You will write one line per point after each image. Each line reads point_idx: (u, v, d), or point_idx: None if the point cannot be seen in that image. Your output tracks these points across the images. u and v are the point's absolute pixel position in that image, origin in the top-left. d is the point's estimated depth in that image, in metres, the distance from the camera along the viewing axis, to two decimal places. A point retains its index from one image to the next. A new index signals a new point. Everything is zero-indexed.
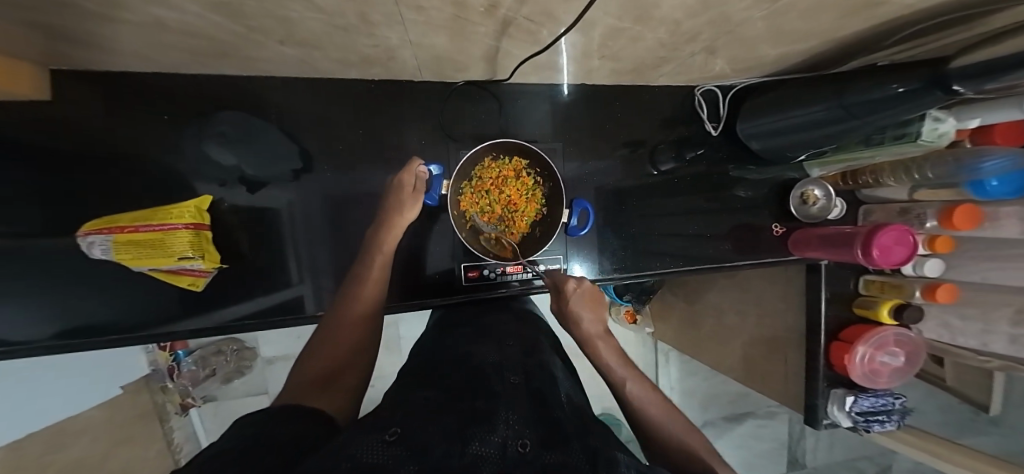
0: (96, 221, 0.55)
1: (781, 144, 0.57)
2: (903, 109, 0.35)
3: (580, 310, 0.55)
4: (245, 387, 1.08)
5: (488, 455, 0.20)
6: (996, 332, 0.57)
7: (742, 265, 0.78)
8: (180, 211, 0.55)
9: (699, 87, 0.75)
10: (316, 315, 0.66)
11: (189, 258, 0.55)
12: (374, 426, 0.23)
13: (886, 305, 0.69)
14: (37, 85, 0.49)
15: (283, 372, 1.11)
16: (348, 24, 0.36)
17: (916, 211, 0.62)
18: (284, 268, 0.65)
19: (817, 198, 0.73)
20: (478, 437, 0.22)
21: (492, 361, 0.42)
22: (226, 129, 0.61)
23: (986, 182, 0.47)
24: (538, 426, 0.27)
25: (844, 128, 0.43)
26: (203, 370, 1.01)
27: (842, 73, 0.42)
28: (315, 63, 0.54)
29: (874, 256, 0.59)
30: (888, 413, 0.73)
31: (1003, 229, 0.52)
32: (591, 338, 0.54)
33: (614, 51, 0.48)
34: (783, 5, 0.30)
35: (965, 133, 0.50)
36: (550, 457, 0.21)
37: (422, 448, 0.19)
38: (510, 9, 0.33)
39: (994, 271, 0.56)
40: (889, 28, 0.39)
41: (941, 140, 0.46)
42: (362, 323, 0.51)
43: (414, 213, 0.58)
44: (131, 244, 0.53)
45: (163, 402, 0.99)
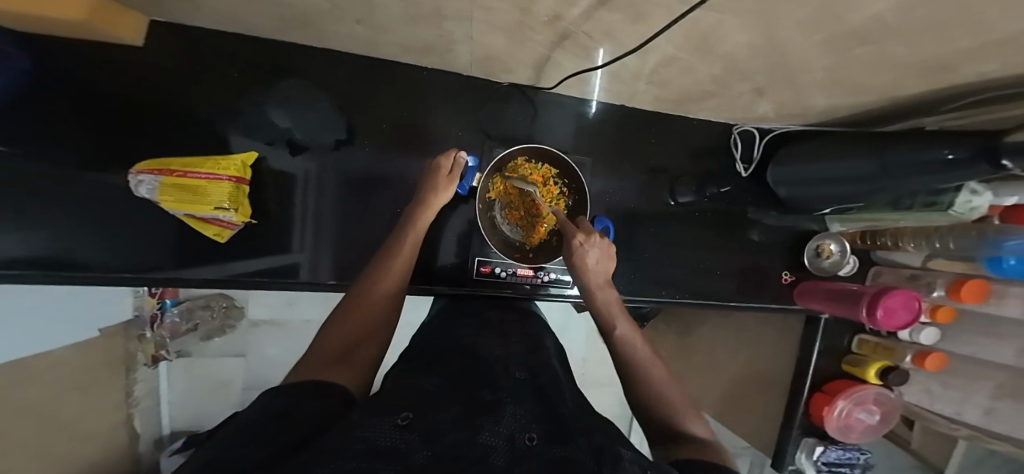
0: (149, 161, 0.56)
1: (808, 195, 0.59)
2: (947, 176, 0.35)
3: (590, 258, 0.53)
4: (221, 347, 1.08)
5: (496, 447, 0.21)
6: (972, 402, 0.59)
7: (743, 307, 0.78)
8: (228, 164, 0.57)
9: (738, 125, 0.75)
10: (312, 282, 0.66)
11: (224, 209, 0.56)
12: (391, 408, 0.24)
13: (873, 365, 0.70)
14: (134, 30, 0.52)
15: (266, 337, 1.10)
16: (419, 13, 0.38)
17: (927, 279, 0.62)
18: (288, 233, 0.65)
19: (832, 253, 0.74)
20: (487, 427, 0.23)
21: (498, 355, 0.42)
22: (289, 94, 0.63)
23: (1004, 261, 0.47)
24: (543, 420, 0.28)
25: (876, 187, 0.44)
26: (185, 323, 1.02)
27: (892, 133, 0.42)
28: (378, 45, 0.56)
29: (878, 316, 0.60)
30: (851, 466, 0.76)
31: (1007, 308, 0.53)
32: (595, 290, 0.53)
33: (663, 78, 0.49)
34: (849, 57, 0.32)
35: (997, 208, 0.48)
36: (556, 451, 0.22)
37: (430, 436, 0.21)
38: (576, 22, 0.35)
39: (984, 347, 0.57)
40: (943, 94, 0.40)
41: (972, 213, 0.47)
42: (389, 298, 0.47)
43: (447, 195, 0.59)
44: (176, 187, 0.55)
45: (135, 351, 0.91)
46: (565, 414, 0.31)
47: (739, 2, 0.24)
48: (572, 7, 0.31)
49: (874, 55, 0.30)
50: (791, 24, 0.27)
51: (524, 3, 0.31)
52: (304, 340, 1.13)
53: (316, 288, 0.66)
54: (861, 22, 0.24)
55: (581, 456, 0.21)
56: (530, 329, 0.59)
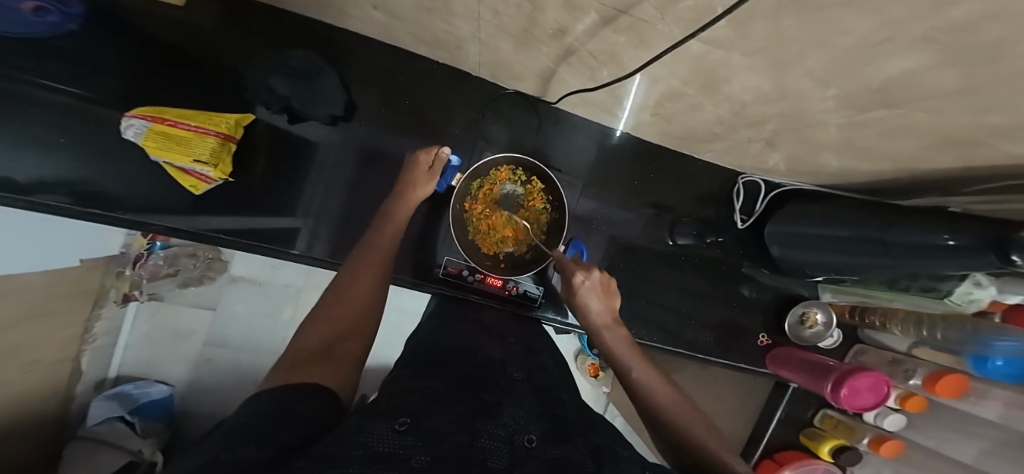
0: (146, 108, 0.55)
1: (802, 260, 0.59)
2: (940, 263, 0.35)
3: (588, 296, 0.54)
4: (196, 298, 0.97)
5: (496, 448, 0.19)
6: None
7: (715, 363, 0.77)
8: (219, 120, 0.56)
9: (744, 174, 0.73)
10: (305, 255, 0.63)
11: (202, 163, 0.55)
12: (387, 414, 0.21)
13: (829, 442, 0.70)
14: None
15: (244, 297, 0.99)
16: (430, 5, 0.38)
17: (906, 366, 0.63)
18: (292, 200, 0.63)
19: (817, 324, 0.73)
20: (484, 429, 0.21)
21: (496, 356, 0.40)
22: (295, 64, 0.60)
23: (990, 360, 0.48)
24: (545, 419, 0.26)
25: (873, 264, 0.44)
26: (168, 267, 0.90)
27: (904, 209, 0.41)
28: (393, 33, 0.55)
29: (842, 394, 0.60)
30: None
31: (980, 408, 0.53)
32: (600, 328, 0.53)
33: (669, 112, 0.49)
34: (863, 117, 0.32)
35: (1001, 306, 0.48)
36: (554, 452, 0.20)
37: (429, 439, 0.18)
38: (581, 40, 0.34)
39: (948, 442, 0.58)
40: (945, 176, 0.39)
41: (970, 305, 0.46)
42: (376, 282, 0.45)
43: (427, 188, 0.58)
44: (163, 135, 0.54)
45: (109, 287, 0.83)
46: (564, 414, 0.29)
47: (737, 44, 0.25)
48: (576, 23, 0.31)
49: (893, 119, 0.30)
50: (793, 74, 0.27)
51: (530, 11, 0.31)
52: (283, 304, 1.00)
53: (313, 264, 0.63)
54: (875, 77, 0.23)
55: (580, 458, 0.20)
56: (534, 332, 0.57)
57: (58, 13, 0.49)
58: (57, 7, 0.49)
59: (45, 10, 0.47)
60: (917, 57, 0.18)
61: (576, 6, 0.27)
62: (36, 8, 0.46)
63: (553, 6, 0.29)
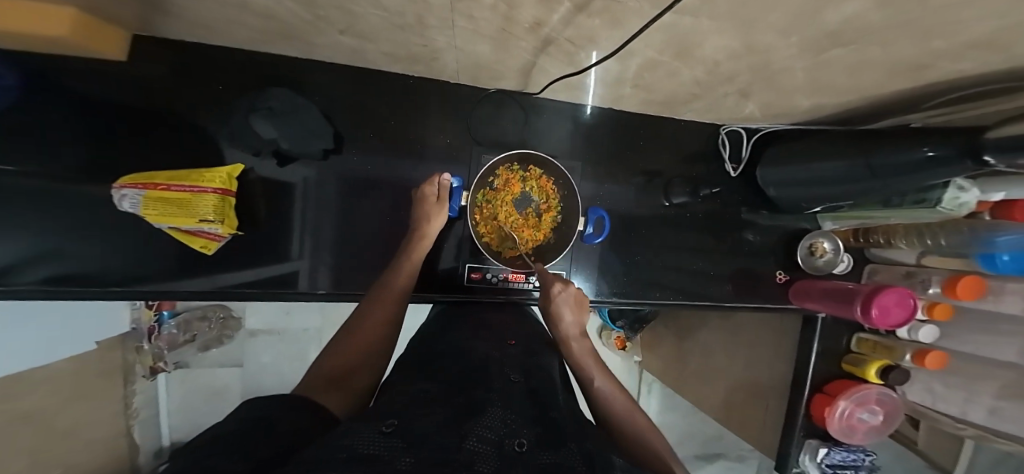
0: (134, 176, 0.56)
1: (800, 195, 0.59)
2: (925, 175, 0.36)
3: (563, 307, 0.55)
4: (220, 357, 1.06)
5: (484, 451, 0.18)
6: (976, 401, 0.58)
7: (740, 308, 0.78)
8: (212, 176, 0.57)
9: (726, 125, 0.75)
10: (307, 292, 0.65)
11: (209, 221, 0.56)
12: (375, 417, 0.22)
13: (874, 364, 0.70)
14: (116, 46, 0.52)
15: (263, 347, 1.09)
16: (403, 22, 0.38)
17: (921, 277, 0.62)
18: (286, 241, 0.64)
19: (825, 252, 0.74)
20: (473, 432, 0.20)
21: (493, 356, 0.42)
22: (274, 104, 0.61)
23: (997, 256, 0.47)
24: (534, 423, 0.26)
25: (866, 188, 0.44)
26: (183, 334, 1.00)
27: (877, 133, 0.42)
28: (365, 55, 0.56)
29: (873, 315, 0.60)
30: (856, 468, 0.76)
31: (1004, 305, 0.52)
32: (568, 340, 0.54)
33: (647, 81, 0.49)
34: (826, 58, 0.32)
35: (986, 205, 0.48)
36: (545, 458, 0.19)
37: (417, 441, 0.18)
38: (557, 28, 0.34)
39: (987, 345, 0.56)
40: (930, 92, 0.39)
41: (961, 209, 0.45)
42: (384, 327, 0.48)
43: (441, 220, 0.60)
44: (161, 201, 0.54)
45: (133, 362, 0.93)
46: (556, 416, 0.29)
47: (712, 8, 0.24)
48: (552, 14, 0.30)
49: (854, 55, 0.30)
50: (761, 30, 0.28)
51: (507, 11, 0.31)
52: (305, 347, 1.11)
53: (318, 298, 0.65)
54: (834, 22, 0.23)
55: (568, 464, 0.18)
56: (532, 332, 0.59)
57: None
58: None
59: None
60: (869, 3, 0.19)
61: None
62: None
63: (528, 3, 0.28)
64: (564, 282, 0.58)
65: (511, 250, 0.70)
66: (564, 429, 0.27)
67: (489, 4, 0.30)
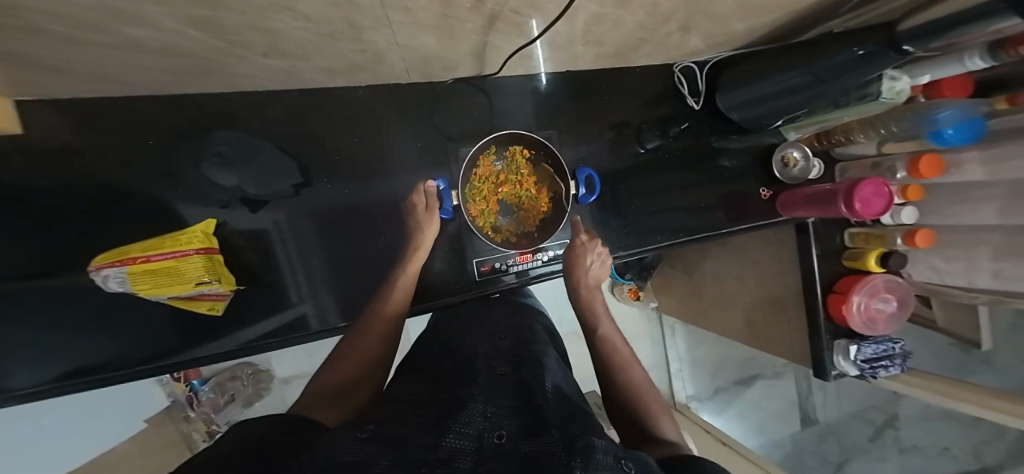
0: (107, 255, 0.53)
1: (760, 113, 0.61)
2: (868, 70, 0.40)
3: (586, 255, 0.63)
4: (267, 408, 1.09)
5: (463, 447, 0.20)
6: (979, 269, 0.61)
7: (736, 231, 0.80)
8: (188, 238, 0.55)
9: (677, 63, 0.76)
10: (318, 331, 0.66)
11: (208, 282, 0.55)
12: (356, 425, 0.24)
13: (871, 255, 0.74)
14: (7, 118, 0.46)
15: (299, 390, 1.14)
16: (334, 30, 0.35)
17: (886, 164, 0.66)
18: (283, 288, 0.65)
19: (797, 160, 0.76)
20: (453, 430, 0.23)
21: (480, 352, 0.46)
22: (223, 148, 0.60)
23: (942, 132, 0.50)
24: (523, 413, 0.30)
25: (814, 93, 0.49)
26: (222, 395, 1.00)
27: (806, 43, 0.46)
28: (303, 74, 0.54)
29: (857, 208, 0.62)
30: (890, 358, 0.78)
31: (967, 174, 0.58)
32: (584, 287, 0.61)
33: (596, 35, 0.49)
34: None
35: (919, 87, 0.55)
36: (527, 446, 0.22)
37: (394, 443, 0.20)
38: (496, 2, 0.32)
39: (965, 213, 0.60)
40: None
41: (900, 97, 0.50)
42: (380, 335, 0.51)
43: (433, 227, 0.61)
44: (147, 273, 0.52)
45: (189, 431, 0.97)
46: (541, 403, 0.32)
47: None
48: None
49: None
50: None
51: None
52: None
53: (325, 336, 0.66)
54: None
55: (551, 450, 0.20)
56: (520, 321, 0.61)
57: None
58: None
59: None
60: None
61: None
62: None
63: None
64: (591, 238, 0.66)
65: (512, 237, 0.72)
66: (549, 415, 0.29)
67: None
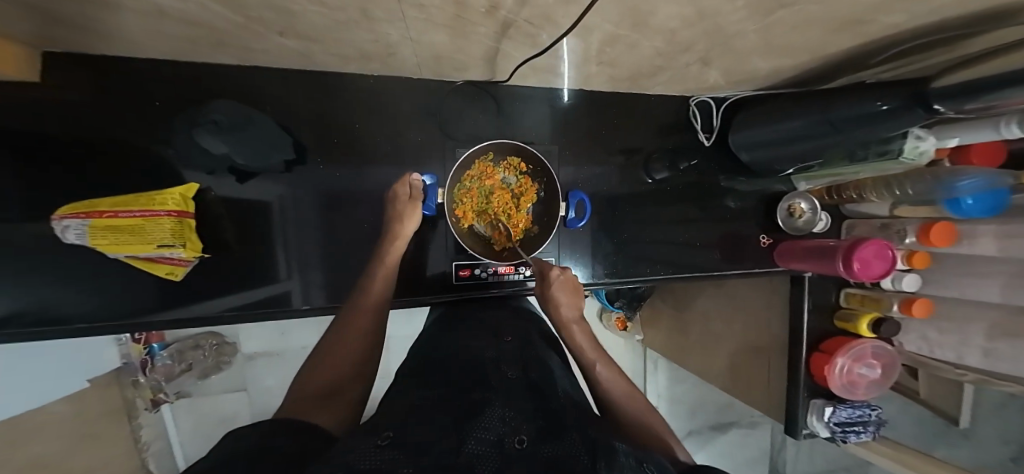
0: (73, 205, 0.51)
1: (768, 155, 0.61)
2: (885, 126, 0.39)
3: (558, 295, 0.55)
4: (223, 383, 1.07)
5: (485, 452, 0.19)
6: (971, 345, 0.59)
7: (729, 274, 0.79)
8: (164, 198, 0.53)
9: (693, 97, 0.77)
10: (299, 309, 0.64)
11: (169, 245, 0.53)
12: (373, 432, 0.22)
13: (864, 319, 0.72)
14: (26, 68, 0.47)
15: (263, 369, 1.09)
16: (348, 18, 0.35)
17: (896, 227, 0.65)
18: (273, 263, 0.63)
19: (804, 211, 0.77)
20: (472, 435, 0.21)
21: (490, 355, 0.44)
22: (217, 117, 0.56)
23: (962, 200, 0.50)
24: (535, 416, 0.28)
25: (827, 142, 0.48)
26: (178, 364, 0.99)
27: (829, 92, 0.46)
28: (314, 58, 0.54)
29: (855, 269, 0.61)
30: (864, 425, 0.75)
31: (980, 246, 0.55)
32: (569, 323, 0.55)
33: (612, 57, 0.49)
34: (774, 19, 0.32)
35: (945, 152, 0.54)
36: (547, 450, 0.20)
37: (415, 449, 0.18)
38: (513, 10, 0.32)
39: (970, 286, 0.58)
40: (884, 43, 0.40)
41: (923, 158, 0.50)
42: (362, 318, 0.50)
43: (414, 223, 0.59)
44: (108, 229, 0.50)
45: (133, 397, 0.93)
46: (558, 408, 0.31)
47: None
48: None
49: (800, 13, 0.30)
50: None
51: None
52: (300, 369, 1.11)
53: (310, 314, 0.65)
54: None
55: (573, 453, 0.20)
56: (533, 325, 0.61)
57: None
58: None
59: None
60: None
61: None
62: None
63: None
64: (560, 267, 0.58)
65: (491, 242, 0.70)
66: (566, 418, 0.29)
67: None
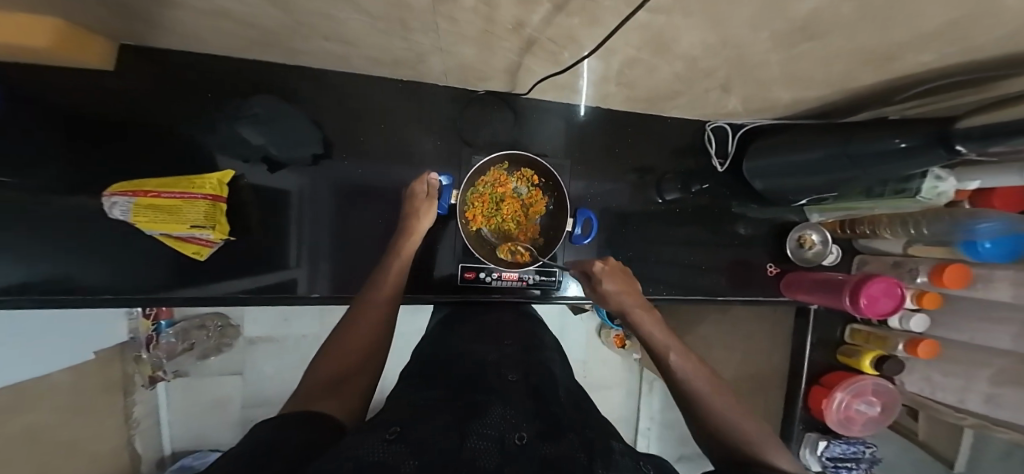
0: (123, 184, 0.56)
1: (784, 184, 0.62)
2: (908, 163, 0.38)
3: (610, 285, 0.56)
4: (221, 366, 1.06)
5: (486, 447, 0.19)
6: (974, 390, 0.58)
7: (734, 301, 0.79)
8: (203, 182, 0.57)
9: (710, 122, 0.76)
10: (305, 296, 0.66)
11: (200, 227, 0.56)
12: (380, 426, 0.22)
13: (868, 355, 0.71)
14: (102, 54, 0.52)
15: (263, 354, 1.08)
16: (383, 26, 0.36)
17: (909, 266, 0.64)
18: (285, 250, 0.65)
19: (815, 243, 0.76)
20: (473, 431, 0.21)
21: (489, 360, 0.43)
22: (258, 110, 0.60)
23: (980, 243, 0.49)
24: (536, 419, 0.27)
25: (846, 176, 0.48)
26: (182, 342, 0.98)
27: (851, 125, 0.46)
28: (352, 60, 0.55)
29: (863, 304, 0.60)
30: (857, 461, 0.76)
31: (994, 291, 0.54)
32: (630, 310, 0.54)
33: (632, 78, 0.50)
34: (798, 52, 0.33)
35: (965, 193, 0.53)
36: (549, 449, 0.21)
37: (423, 450, 0.17)
38: (539, 29, 0.33)
39: (982, 331, 0.57)
40: (907, 83, 0.40)
41: (940, 198, 0.49)
42: (386, 303, 0.50)
43: (429, 219, 0.61)
44: (151, 207, 0.55)
45: (133, 373, 0.92)
46: (556, 411, 0.30)
47: (682, 6, 0.24)
48: (533, 15, 0.29)
49: (825, 48, 0.31)
50: (730, 25, 0.27)
51: (487, 12, 0.30)
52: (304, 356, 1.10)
53: (316, 301, 0.66)
54: (800, 15, 0.24)
55: (572, 453, 0.21)
56: (529, 324, 0.61)
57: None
58: None
59: None
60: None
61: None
62: None
63: (506, 3, 0.27)
64: (603, 259, 0.60)
65: (521, 253, 0.70)
66: (564, 422, 0.28)
67: (468, 5, 0.29)
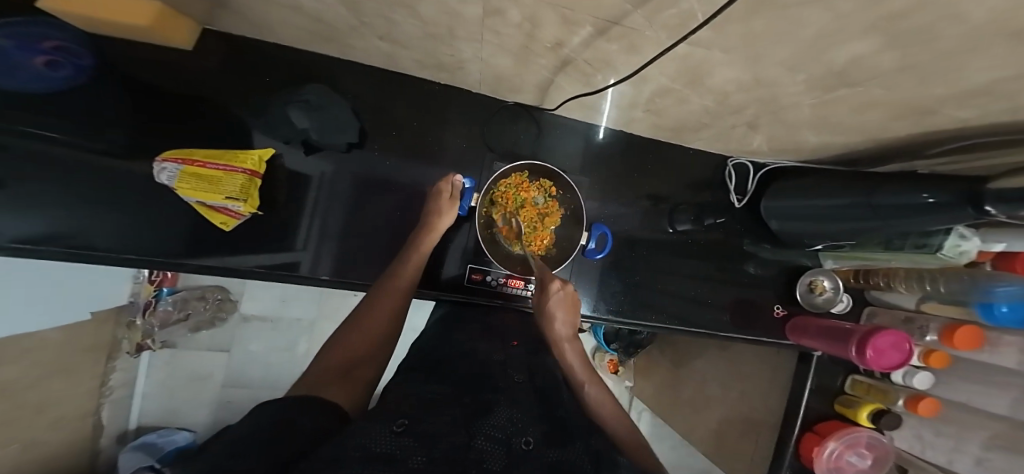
0: (175, 151, 0.59)
1: (800, 229, 0.62)
2: (932, 218, 0.39)
3: (557, 309, 0.54)
4: (211, 341, 1.04)
5: (493, 452, 0.22)
6: (964, 452, 0.56)
7: (736, 339, 0.78)
8: (245, 158, 0.60)
9: (732, 158, 0.78)
10: (310, 277, 0.65)
11: (234, 199, 0.57)
12: (385, 416, 0.24)
13: (866, 407, 0.69)
14: (187, 37, 0.57)
15: (256, 333, 1.07)
16: (433, 30, 0.38)
17: (918, 323, 0.63)
18: (296, 230, 0.65)
19: (826, 290, 0.75)
20: (481, 430, 0.24)
21: (497, 359, 0.43)
22: (309, 97, 0.62)
23: (995, 307, 0.49)
24: (542, 421, 0.30)
25: (864, 225, 0.48)
26: (178, 312, 0.98)
27: (875, 176, 0.47)
28: (398, 61, 0.57)
29: (868, 356, 0.59)
30: None
31: (1000, 357, 0.53)
32: (562, 340, 0.53)
33: (659, 107, 0.51)
34: (830, 97, 0.34)
35: (988, 255, 0.51)
36: (553, 455, 0.24)
37: (428, 439, 0.21)
38: (576, 50, 0.34)
39: (978, 394, 0.56)
40: (932, 138, 0.41)
41: (962, 257, 0.50)
42: (395, 301, 0.50)
43: (449, 217, 0.61)
44: (195, 176, 0.57)
45: (122, 339, 0.90)
46: (558, 427, 0.31)
47: (721, 41, 0.25)
48: (573, 36, 0.31)
49: (860, 95, 0.32)
50: (766, 64, 0.28)
51: (530, 28, 0.31)
52: (296, 339, 1.09)
53: (319, 284, 0.66)
54: (837, 60, 0.25)
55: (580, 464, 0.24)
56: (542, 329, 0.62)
57: (70, 65, 0.51)
58: (69, 60, 0.51)
59: (57, 63, 0.50)
60: (875, 42, 0.20)
61: (572, 21, 0.27)
62: (48, 62, 0.48)
63: (552, 23, 0.29)
64: (562, 281, 0.56)
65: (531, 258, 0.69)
66: (573, 429, 0.31)
67: (514, 21, 0.30)
